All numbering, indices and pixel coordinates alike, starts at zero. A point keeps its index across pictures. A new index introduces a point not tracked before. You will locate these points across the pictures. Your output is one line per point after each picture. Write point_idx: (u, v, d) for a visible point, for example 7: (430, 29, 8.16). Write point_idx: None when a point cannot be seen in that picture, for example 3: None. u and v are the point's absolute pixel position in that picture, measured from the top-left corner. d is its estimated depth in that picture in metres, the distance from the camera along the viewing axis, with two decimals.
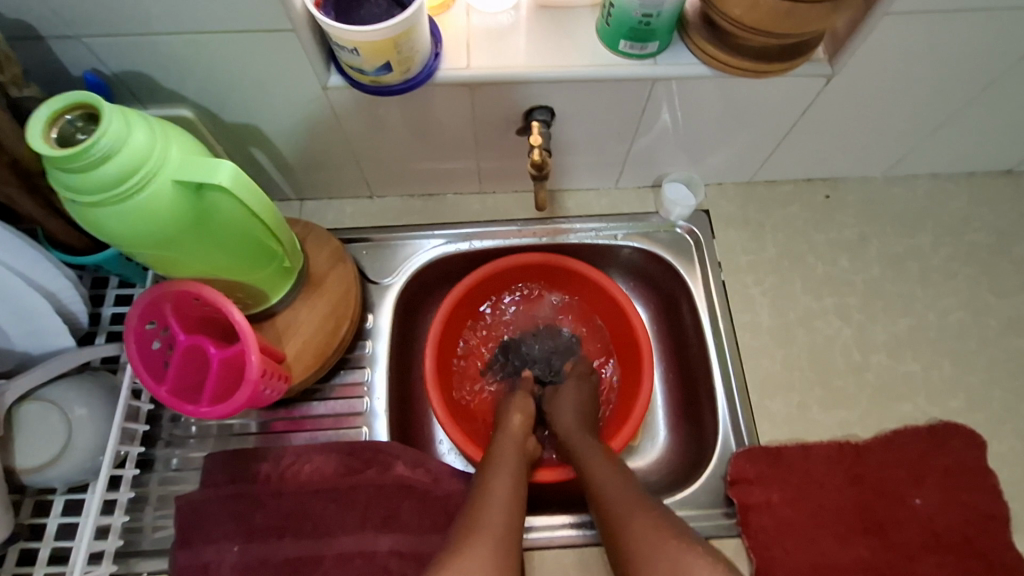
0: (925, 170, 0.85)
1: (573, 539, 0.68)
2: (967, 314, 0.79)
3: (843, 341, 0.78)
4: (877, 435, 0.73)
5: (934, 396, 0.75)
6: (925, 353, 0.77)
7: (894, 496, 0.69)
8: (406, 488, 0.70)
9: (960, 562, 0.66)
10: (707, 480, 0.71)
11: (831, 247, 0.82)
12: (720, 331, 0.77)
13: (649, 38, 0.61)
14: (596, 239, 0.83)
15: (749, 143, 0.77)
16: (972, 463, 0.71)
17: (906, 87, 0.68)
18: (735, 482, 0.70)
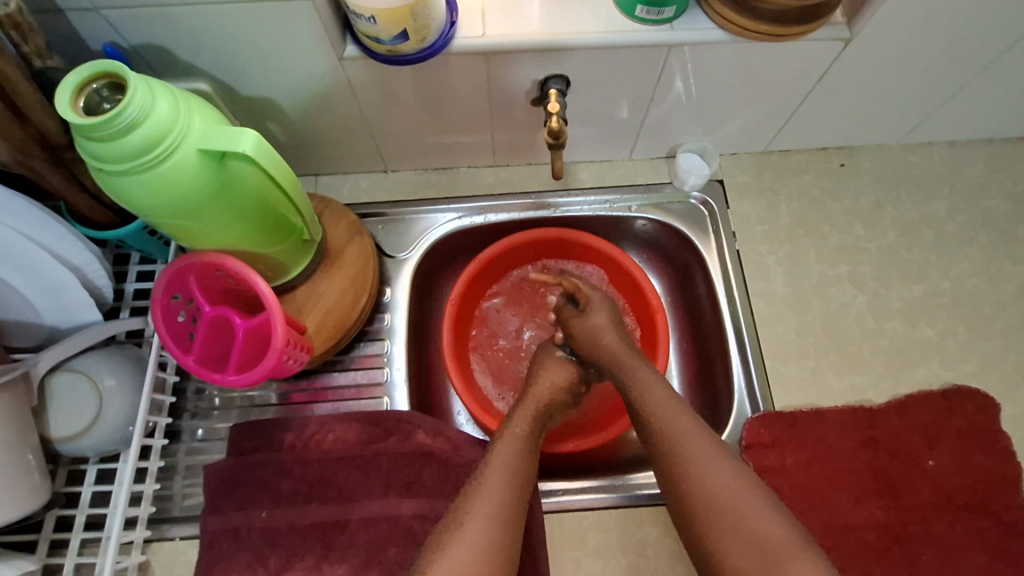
0: (942, 136, 0.84)
1: (591, 502, 0.70)
2: (982, 280, 0.79)
3: (857, 308, 0.78)
4: (892, 400, 0.73)
5: (947, 360, 0.75)
6: (940, 320, 0.77)
7: (908, 458, 0.70)
8: (427, 454, 0.71)
9: (972, 521, 0.67)
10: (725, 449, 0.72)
11: (845, 215, 0.82)
12: (734, 300, 0.78)
13: (665, 3, 0.60)
14: (609, 210, 0.84)
15: (764, 110, 0.76)
16: (986, 425, 0.71)
17: (921, 53, 0.67)
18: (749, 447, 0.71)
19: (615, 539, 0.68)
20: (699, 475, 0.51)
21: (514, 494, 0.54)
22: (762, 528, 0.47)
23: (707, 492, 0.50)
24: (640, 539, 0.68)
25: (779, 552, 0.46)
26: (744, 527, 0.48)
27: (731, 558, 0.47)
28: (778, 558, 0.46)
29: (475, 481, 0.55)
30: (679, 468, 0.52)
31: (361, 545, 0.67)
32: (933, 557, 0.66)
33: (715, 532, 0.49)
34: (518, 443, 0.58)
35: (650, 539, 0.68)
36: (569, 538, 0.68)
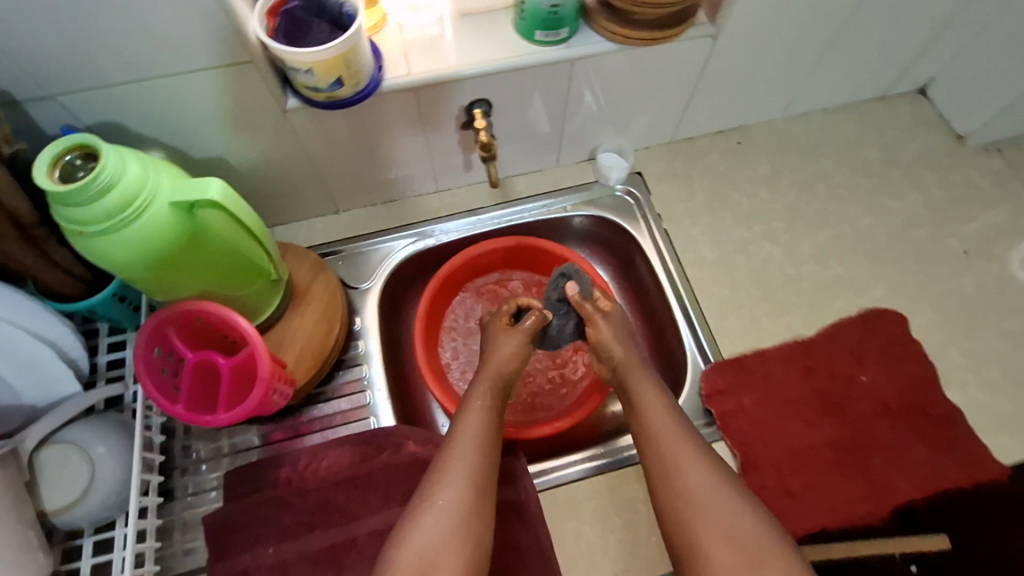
0: (814, 106, 0.98)
1: (579, 473, 0.75)
2: (873, 218, 0.91)
3: (776, 260, 0.88)
4: (820, 331, 0.83)
5: (859, 289, 0.86)
6: (846, 257, 0.89)
7: (843, 379, 0.79)
8: (421, 462, 0.75)
9: (907, 422, 0.77)
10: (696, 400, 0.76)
11: (750, 183, 0.94)
12: (671, 272, 0.87)
13: (560, 25, 0.71)
14: (548, 213, 0.92)
15: (663, 106, 0.88)
16: (901, 338, 0.82)
17: (775, 38, 0.80)
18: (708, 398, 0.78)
19: (607, 502, 0.74)
20: (682, 487, 0.59)
21: (477, 463, 0.61)
22: (741, 533, 0.55)
23: (689, 503, 0.58)
24: (631, 498, 0.74)
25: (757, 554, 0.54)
26: (727, 531, 0.55)
27: (717, 556, 0.55)
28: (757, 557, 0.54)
29: (442, 455, 0.62)
30: (667, 479, 0.60)
31: (371, 558, 0.69)
32: (882, 460, 0.74)
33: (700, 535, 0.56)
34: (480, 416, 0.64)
35: (639, 495, 0.74)
36: (566, 510, 0.73)
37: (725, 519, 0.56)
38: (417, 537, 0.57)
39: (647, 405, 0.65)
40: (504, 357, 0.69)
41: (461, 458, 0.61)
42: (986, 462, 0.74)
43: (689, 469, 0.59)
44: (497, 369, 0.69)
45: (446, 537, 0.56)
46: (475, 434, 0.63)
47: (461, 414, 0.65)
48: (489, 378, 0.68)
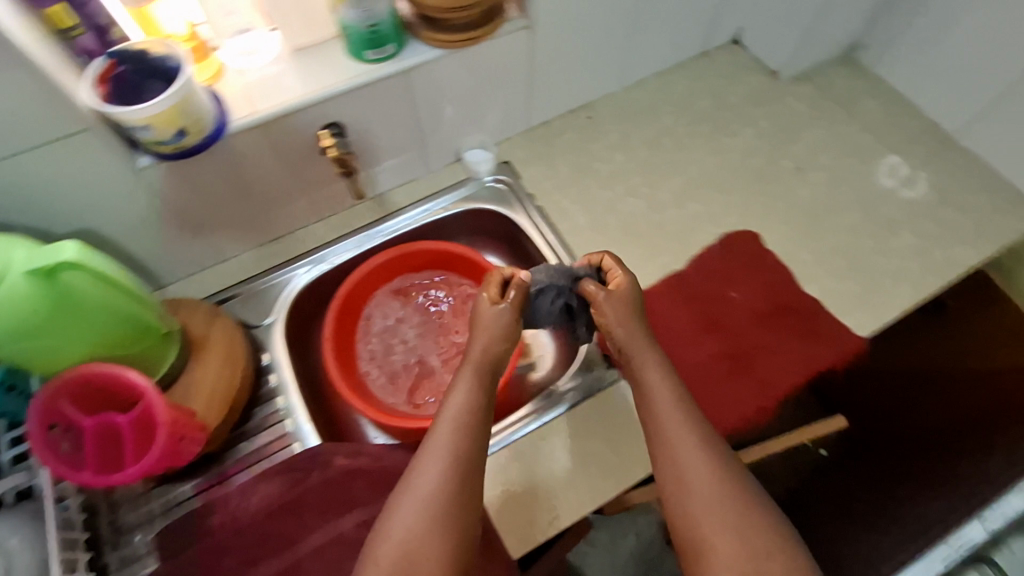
0: (646, 73, 1.10)
1: (500, 442, 0.80)
2: (715, 157, 1.02)
3: (641, 210, 0.97)
4: (692, 261, 0.92)
5: (717, 220, 0.96)
6: (699, 194, 0.99)
7: (714, 299, 0.89)
8: (352, 472, 0.77)
9: (774, 323, 0.87)
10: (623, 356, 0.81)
11: (605, 150, 1.04)
12: (552, 244, 0.95)
13: (384, 41, 0.77)
14: (431, 215, 0.99)
15: (508, 97, 0.96)
16: (757, 252, 0.91)
17: (586, 20, 0.90)
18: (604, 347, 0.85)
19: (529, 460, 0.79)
20: (690, 485, 0.62)
21: (460, 449, 0.63)
22: (748, 531, 0.59)
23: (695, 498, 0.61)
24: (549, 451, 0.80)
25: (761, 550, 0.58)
26: (734, 528, 0.59)
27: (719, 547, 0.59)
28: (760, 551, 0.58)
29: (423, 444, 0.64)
30: (676, 474, 0.63)
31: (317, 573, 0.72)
32: (759, 360, 0.84)
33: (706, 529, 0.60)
34: (471, 403, 0.66)
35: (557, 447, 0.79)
36: (494, 478, 0.78)
37: (730, 514, 0.60)
38: (397, 528, 0.59)
39: (659, 398, 0.67)
40: (497, 333, 0.71)
41: (439, 445, 0.63)
42: (847, 338, 0.85)
43: (700, 465, 0.62)
44: (486, 350, 0.70)
45: (426, 526, 0.58)
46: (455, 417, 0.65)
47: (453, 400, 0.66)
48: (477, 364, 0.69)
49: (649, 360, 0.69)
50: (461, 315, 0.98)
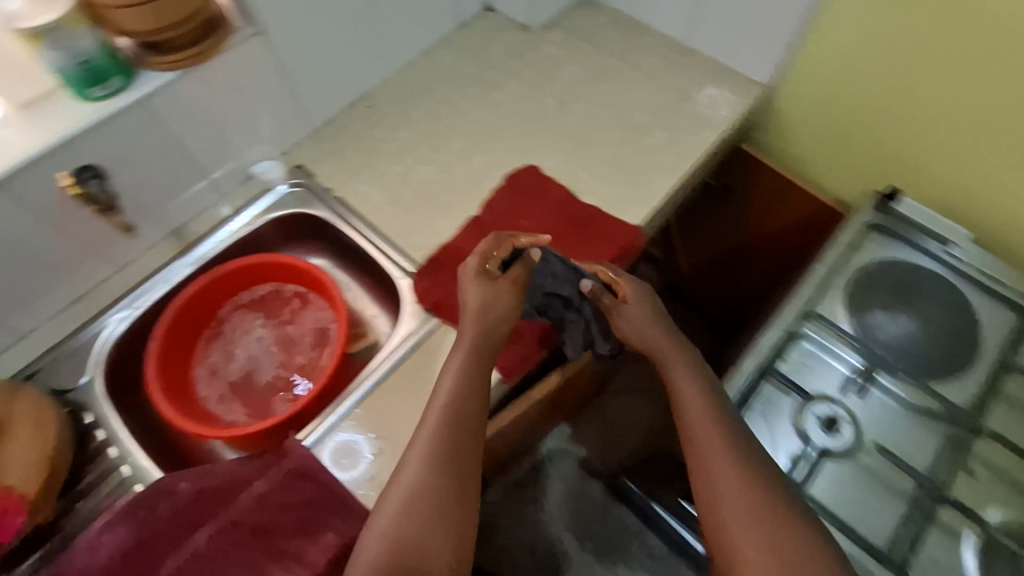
0: (411, 54, 1.18)
1: (337, 418, 0.83)
2: (489, 110, 1.12)
3: (432, 173, 1.04)
4: (484, 202, 1.00)
5: (501, 164, 1.05)
6: (481, 145, 1.07)
7: (511, 231, 0.97)
8: (201, 493, 0.77)
9: (565, 237, 0.96)
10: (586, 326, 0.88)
11: (389, 130, 1.10)
12: (359, 227, 1.00)
13: (106, 77, 0.79)
14: (236, 234, 1.01)
15: (274, 104, 1.00)
16: (539, 179, 1.00)
17: (323, 17, 0.95)
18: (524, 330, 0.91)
19: (369, 423, 0.82)
20: (712, 481, 0.68)
21: (446, 444, 0.70)
22: (757, 515, 0.65)
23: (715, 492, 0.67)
24: (387, 407, 0.83)
25: (776, 531, 0.63)
26: (739, 510, 0.65)
27: (735, 532, 0.64)
28: (772, 529, 0.64)
29: (412, 439, 0.72)
30: (700, 468, 0.70)
31: None
32: None
33: (721, 514, 0.66)
34: (457, 393, 0.74)
35: (393, 402, 0.84)
36: (342, 450, 0.80)
37: (744, 498, 0.66)
38: (381, 521, 0.66)
39: (677, 380, 0.78)
40: (496, 308, 0.81)
41: (424, 436, 0.71)
42: (625, 229, 0.96)
43: (718, 458, 0.69)
44: (473, 342, 0.79)
45: (402, 517, 0.65)
46: (442, 404, 0.73)
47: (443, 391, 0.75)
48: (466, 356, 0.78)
49: (657, 333, 0.82)
50: (291, 319, 1.02)
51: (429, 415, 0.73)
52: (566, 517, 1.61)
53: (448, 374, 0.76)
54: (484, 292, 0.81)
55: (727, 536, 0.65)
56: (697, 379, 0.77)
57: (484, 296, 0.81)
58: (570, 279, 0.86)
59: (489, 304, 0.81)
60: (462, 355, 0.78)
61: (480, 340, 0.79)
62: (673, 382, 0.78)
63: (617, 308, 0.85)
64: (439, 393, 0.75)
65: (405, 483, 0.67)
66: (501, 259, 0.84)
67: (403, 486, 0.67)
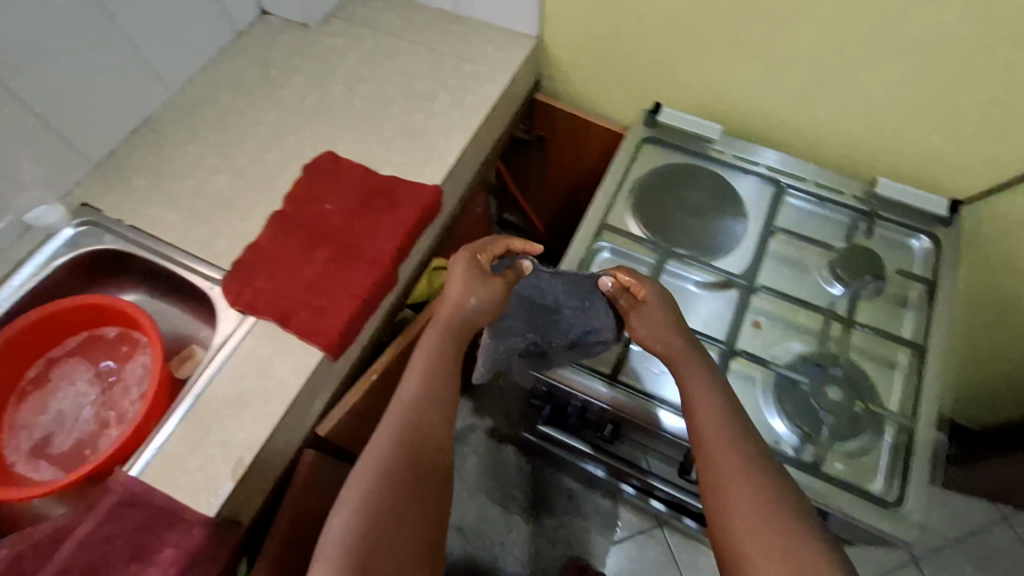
0: (189, 72, 1.16)
1: (164, 436, 0.81)
2: (278, 110, 1.12)
3: (229, 181, 1.03)
4: (286, 193, 1.00)
5: (297, 158, 1.06)
6: (275, 144, 1.07)
7: (315, 215, 0.97)
8: (19, 556, 0.73)
9: (370, 208, 0.98)
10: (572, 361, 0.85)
11: (178, 149, 1.07)
12: (158, 247, 0.97)
13: None
14: (22, 287, 0.94)
15: (36, 146, 0.95)
16: (335, 162, 1.03)
17: (60, 45, 0.92)
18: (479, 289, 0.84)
19: (198, 434, 0.82)
20: (733, 495, 0.62)
21: (411, 444, 0.67)
22: (782, 535, 0.58)
23: (734, 507, 0.61)
24: (215, 415, 0.83)
25: (783, 539, 0.58)
26: (768, 530, 0.58)
27: (756, 553, 0.58)
28: (775, 537, 0.58)
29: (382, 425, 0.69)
30: (715, 474, 0.64)
31: None
32: (369, 243, 0.95)
33: (741, 534, 0.59)
34: (431, 366, 0.74)
35: (220, 408, 0.83)
36: (174, 467, 0.80)
37: (762, 517, 0.59)
38: (336, 520, 0.61)
39: (693, 387, 0.72)
40: (461, 301, 0.79)
41: (387, 428, 0.68)
42: (425, 190, 1.00)
43: (738, 467, 0.63)
44: (448, 321, 0.78)
45: (359, 517, 0.60)
46: (411, 394, 0.71)
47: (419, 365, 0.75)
48: (442, 329, 0.77)
49: (676, 341, 0.78)
50: (111, 359, 0.97)
51: (401, 408, 0.70)
52: (484, 484, 1.64)
53: (422, 351, 0.76)
54: (479, 293, 0.79)
55: (743, 555, 0.58)
56: (720, 389, 0.71)
57: (479, 297, 0.79)
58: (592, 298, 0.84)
59: (474, 300, 0.79)
60: (449, 346, 0.77)
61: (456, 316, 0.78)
62: (683, 377, 0.74)
63: (632, 317, 0.81)
64: (410, 381, 0.73)
65: (365, 480, 0.63)
66: (491, 257, 0.84)
67: (363, 477, 0.64)
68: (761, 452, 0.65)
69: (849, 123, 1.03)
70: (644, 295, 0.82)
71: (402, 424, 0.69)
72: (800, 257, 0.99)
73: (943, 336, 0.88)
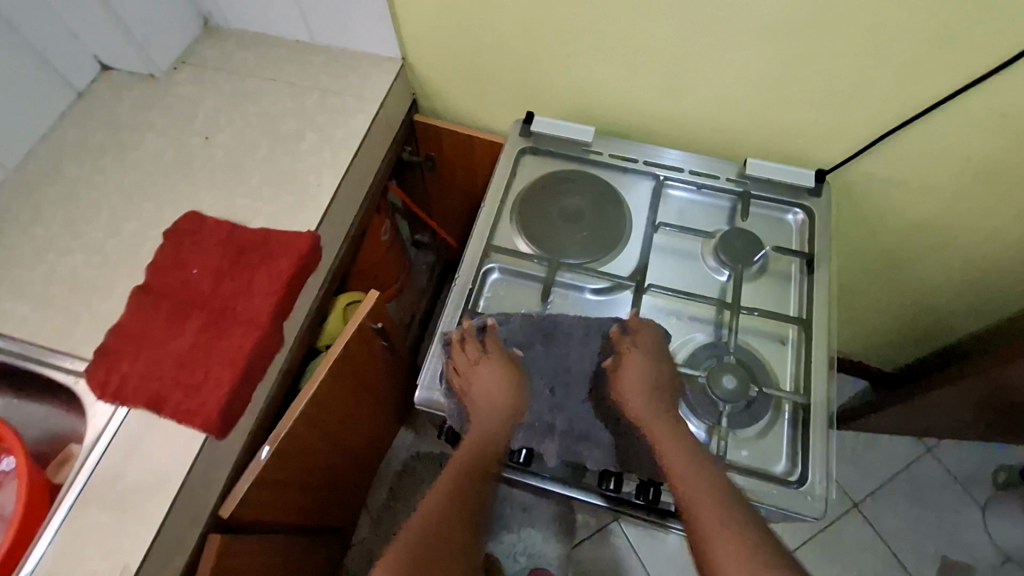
0: (27, 145, 1.06)
1: (37, 558, 0.74)
2: (131, 172, 1.04)
3: (82, 260, 0.95)
4: (149, 264, 0.92)
5: (157, 223, 0.98)
6: (131, 211, 1.00)
7: (182, 283, 0.90)
8: None
9: (241, 265, 0.92)
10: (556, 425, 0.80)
11: (21, 232, 0.98)
12: (7, 347, 0.88)
13: None
14: None
15: None
16: (198, 221, 0.96)
17: None
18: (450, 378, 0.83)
19: (76, 549, 0.75)
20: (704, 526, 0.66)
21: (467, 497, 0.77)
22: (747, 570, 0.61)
23: (702, 535, 0.65)
24: (94, 524, 0.76)
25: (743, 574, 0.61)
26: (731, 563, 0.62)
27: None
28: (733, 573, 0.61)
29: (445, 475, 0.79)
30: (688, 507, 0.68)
31: None
32: (244, 303, 0.89)
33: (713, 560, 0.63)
34: (496, 445, 0.79)
35: (99, 516, 0.77)
36: None
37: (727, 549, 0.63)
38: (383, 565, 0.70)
39: (660, 428, 0.75)
40: (503, 360, 0.83)
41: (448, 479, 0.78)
42: (301, 238, 0.94)
43: (706, 500, 0.67)
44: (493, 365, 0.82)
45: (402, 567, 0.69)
46: (479, 447, 0.78)
47: (461, 463, 0.79)
48: (484, 437, 0.79)
49: (654, 381, 0.79)
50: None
51: (467, 460, 0.79)
52: None
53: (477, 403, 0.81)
54: (498, 351, 0.83)
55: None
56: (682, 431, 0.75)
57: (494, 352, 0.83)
58: (587, 342, 0.84)
59: (499, 357, 0.83)
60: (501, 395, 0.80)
61: (496, 431, 0.79)
62: (652, 419, 0.76)
63: (621, 362, 0.80)
64: (475, 434, 0.80)
65: (411, 529, 0.73)
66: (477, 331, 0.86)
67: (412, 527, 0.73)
68: (727, 491, 0.69)
69: (714, 109, 1.04)
70: (655, 345, 0.82)
71: (463, 476, 0.78)
72: (686, 247, 1.01)
73: (823, 305, 0.92)
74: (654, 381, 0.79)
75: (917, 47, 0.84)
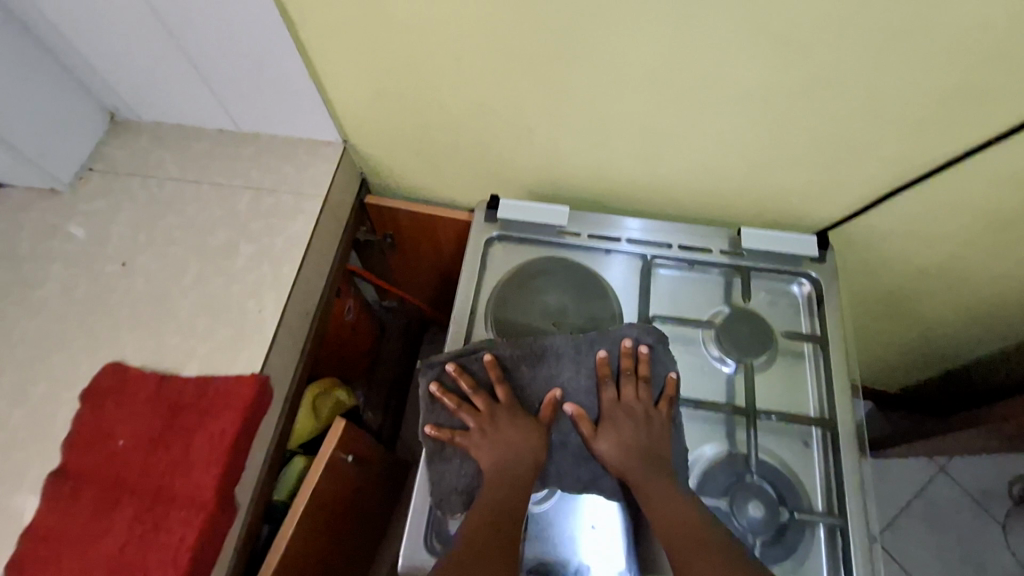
0: None
1: None
2: (37, 315, 0.88)
3: None
4: (64, 439, 0.78)
5: (71, 381, 0.83)
6: (38, 367, 0.84)
7: (107, 460, 0.76)
8: None
9: (176, 427, 0.78)
10: (566, 447, 0.79)
11: None
12: None
13: None
14: None
15: None
16: (120, 376, 0.81)
17: None
18: (437, 426, 0.78)
19: None
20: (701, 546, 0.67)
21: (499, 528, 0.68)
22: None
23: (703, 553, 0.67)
24: None
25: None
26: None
27: None
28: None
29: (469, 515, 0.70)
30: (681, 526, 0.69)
31: None
32: (183, 478, 0.75)
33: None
34: (516, 475, 0.73)
35: None
36: None
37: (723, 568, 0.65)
38: None
39: (645, 451, 0.76)
40: (505, 388, 0.79)
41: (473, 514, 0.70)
42: (243, 388, 0.80)
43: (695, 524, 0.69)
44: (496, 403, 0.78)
45: None
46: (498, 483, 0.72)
47: (484, 498, 0.72)
48: (505, 463, 0.74)
49: (639, 402, 0.78)
50: None
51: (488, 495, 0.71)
52: None
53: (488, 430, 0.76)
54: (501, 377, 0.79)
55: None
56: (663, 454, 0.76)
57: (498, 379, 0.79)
58: (579, 361, 0.80)
59: (501, 384, 0.79)
60: (513, 424, 0.76)
61: (514, 459, 0.74)
62: (639, 442, 0.76)
63: (607, 389, 0.79)
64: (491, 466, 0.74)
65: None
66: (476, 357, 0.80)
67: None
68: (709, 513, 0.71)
69: (700, 174, 0.93)
70: (643, 364, 0.80)
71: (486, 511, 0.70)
72: (684, 336, 0.90)
73: (844, 398, 0.83)
74: (646, 417, 0.78)
75: (926, 106, 0.74)
